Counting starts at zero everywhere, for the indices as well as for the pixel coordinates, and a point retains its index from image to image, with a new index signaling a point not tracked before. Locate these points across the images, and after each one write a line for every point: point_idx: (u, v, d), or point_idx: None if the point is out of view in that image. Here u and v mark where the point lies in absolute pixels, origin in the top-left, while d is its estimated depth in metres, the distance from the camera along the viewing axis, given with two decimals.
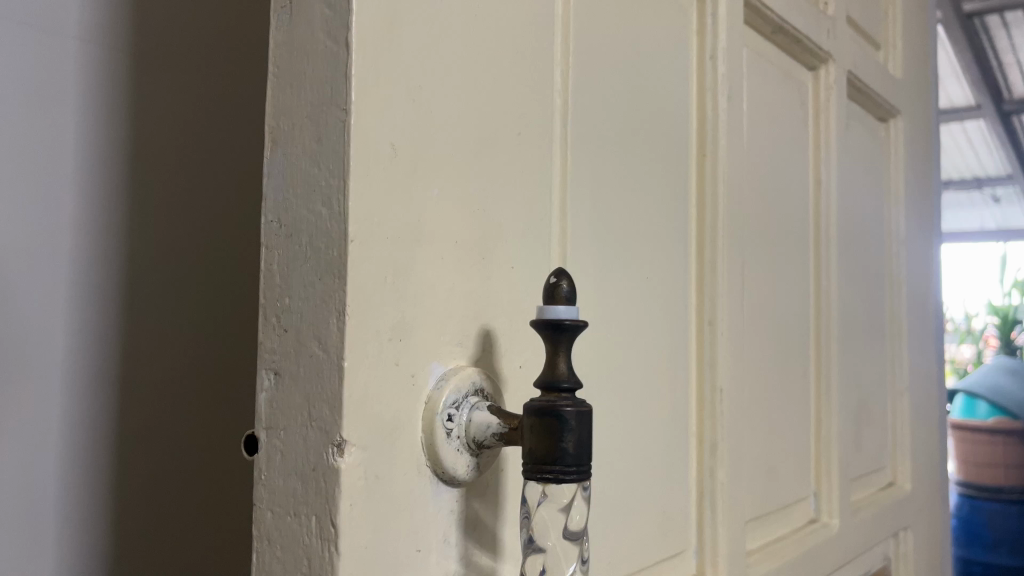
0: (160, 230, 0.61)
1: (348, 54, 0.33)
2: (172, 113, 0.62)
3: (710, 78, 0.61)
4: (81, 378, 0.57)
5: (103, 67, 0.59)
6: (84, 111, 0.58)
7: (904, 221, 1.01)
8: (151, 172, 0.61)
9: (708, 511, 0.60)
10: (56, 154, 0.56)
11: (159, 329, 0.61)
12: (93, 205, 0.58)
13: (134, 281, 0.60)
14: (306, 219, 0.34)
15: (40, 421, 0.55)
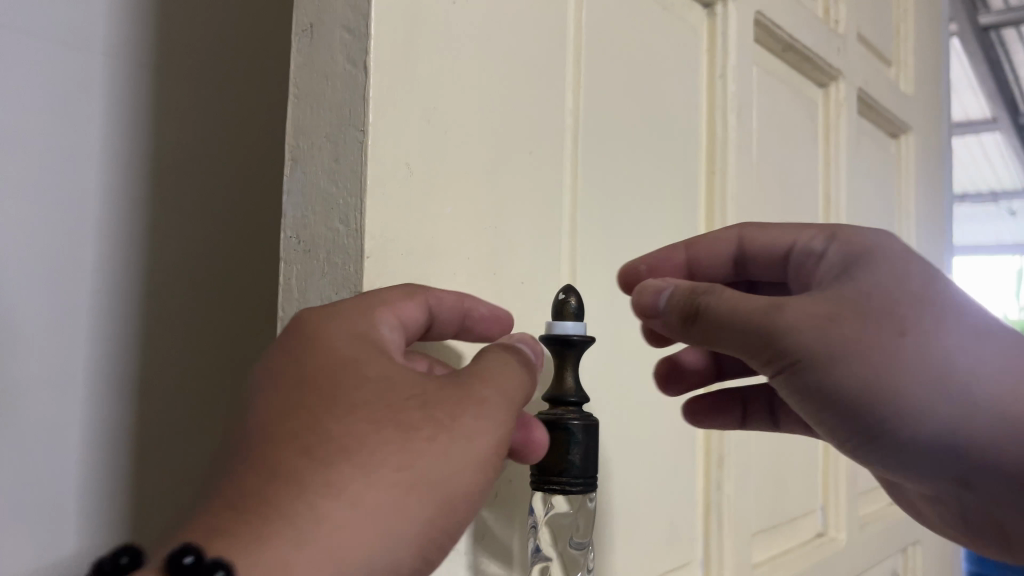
0: (180, 218, 0.56)
1: (366, 77, 0.34)
2: (203, 102, 0.57)
3: (721, 95, 0.62)
4: (100, 389, 0.52)
5: (147, 48, 0.54)
6: (118, 98, 0.53)
7: (915, 237, 1.01)
8: (166, 152, 0.55)
9: (715, 524, 0.60)
10: (82, 144, 0.51)
11: (171, 322, 0.55)
12: (117, 199, 0.53)
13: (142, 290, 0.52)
14: (325, 237, 0.35)
15: (54, 433, 0.50)
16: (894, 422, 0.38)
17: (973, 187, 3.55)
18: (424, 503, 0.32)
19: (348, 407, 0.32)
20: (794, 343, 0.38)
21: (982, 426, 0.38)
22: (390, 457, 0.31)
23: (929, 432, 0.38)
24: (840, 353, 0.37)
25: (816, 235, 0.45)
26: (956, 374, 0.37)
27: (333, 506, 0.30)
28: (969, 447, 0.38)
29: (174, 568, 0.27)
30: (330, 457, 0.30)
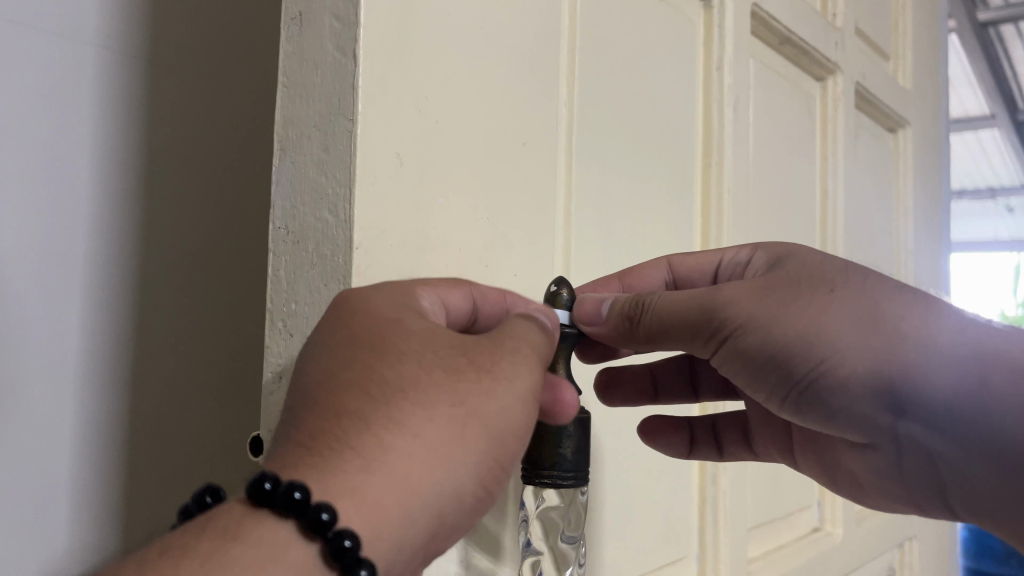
0: (173, 207, 0.55)
1: (355, 66, 0.34)
2: (196, 92, 0.56)
3: (717, 88, 0.62)
4: (93, 379, 0.51)
5: (139, 37, 0.54)
6: (110, 87, 0.52)
7: (913, 231, 1.01)
8: (159, 141, 0.54)
9: (710, 518, 0.60)
10: (73, 133, 0.51)
11: (164, 305, 0.55)
12: (108, 186, 0.52)
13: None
14: (314, 227, 0.35)
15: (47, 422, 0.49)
16: (838, 380, 0.40)
17: (971, 183, 3.55)
18: (476, 442, 0.31)
19: (405, 349, 0.32)
20: (729, 311, 0.41)
21: (929, 372, 0.38)
22: (440, 396, 0.31)
23: (871, 386, 0.40)
24: (773, 317, 0.40)
25: (740, 251, 0.47)
26: (888, 325, 0.39)
27: (384, 447, 0.29)
28: (916, 403, 0.39)
29: (256, 497, 0.28)
30: (386, 397, 0.30)
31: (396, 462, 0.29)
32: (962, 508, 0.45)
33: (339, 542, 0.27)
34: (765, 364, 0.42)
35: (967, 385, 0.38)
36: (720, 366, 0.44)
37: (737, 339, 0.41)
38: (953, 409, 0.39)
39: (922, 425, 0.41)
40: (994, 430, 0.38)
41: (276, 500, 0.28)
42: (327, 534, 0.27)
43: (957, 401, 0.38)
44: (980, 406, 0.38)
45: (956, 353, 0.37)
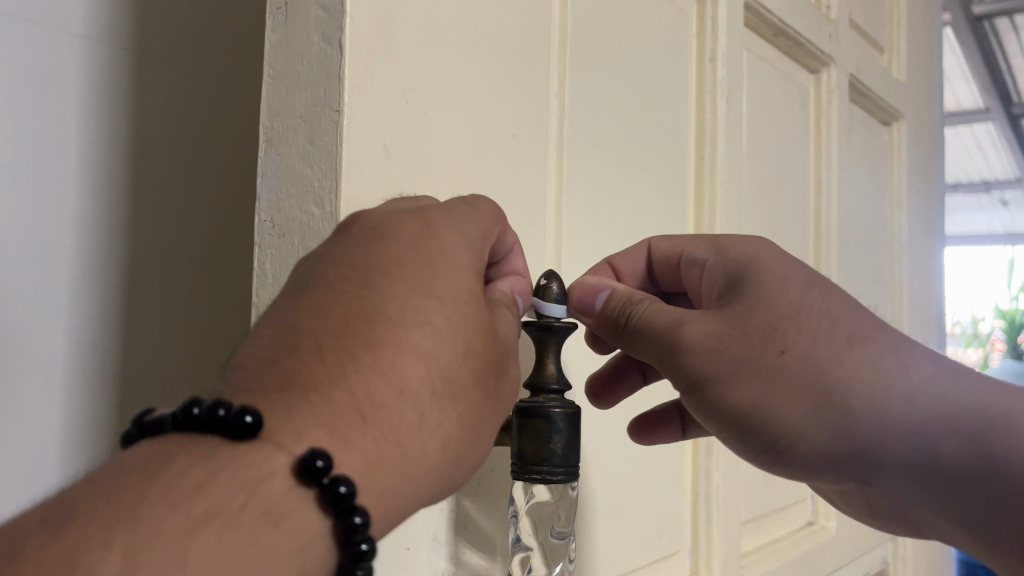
0: None
1: (341, 56, 0.33)
2: None
3: (710, 80, 0.61)
4: None
5: None
6: None
7: (907, 225, 1.01)
8: None
9: (703, 513, 0.60)
10: None
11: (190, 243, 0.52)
12: None
13: (133, 281, 0.49)
14: (300, 220, 0.35)
15: None
16: (798, 443, 0.41)
17: (966, 177, 3.55)
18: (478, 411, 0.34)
19: (464, 337, 0.33)
20: (687, 363, 0.41)
21: (889, 433, 0.40)
22: (470, 394, 0.33)
23: (832, 453, 0.41)
24: (731, 378, 0.40)
25: (699, 247, 0.46)
26: (846, 396, 0.39)
27: (426, 408, 0.32)
28: (877, 468, 0.41)
29: (302, 471, 0.28)
30: (439, 352, 0.32)
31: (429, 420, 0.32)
32: (917, 532, 0.47)
33: (359, 544, 0.28)
34: (726, 421, 0.42)
35: (920, 451, 0.39)
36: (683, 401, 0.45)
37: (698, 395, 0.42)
38: (912, 470, 0.40)
39: (880, 483, 0.42)
40: (946, 483, 0.40)
41: (320, 481, 0.28)
42: (347, 535, 0.28)
43: (914, 464, 0.40)
44: (935, 465, 0.39)
45: (910, 421, 0.39)
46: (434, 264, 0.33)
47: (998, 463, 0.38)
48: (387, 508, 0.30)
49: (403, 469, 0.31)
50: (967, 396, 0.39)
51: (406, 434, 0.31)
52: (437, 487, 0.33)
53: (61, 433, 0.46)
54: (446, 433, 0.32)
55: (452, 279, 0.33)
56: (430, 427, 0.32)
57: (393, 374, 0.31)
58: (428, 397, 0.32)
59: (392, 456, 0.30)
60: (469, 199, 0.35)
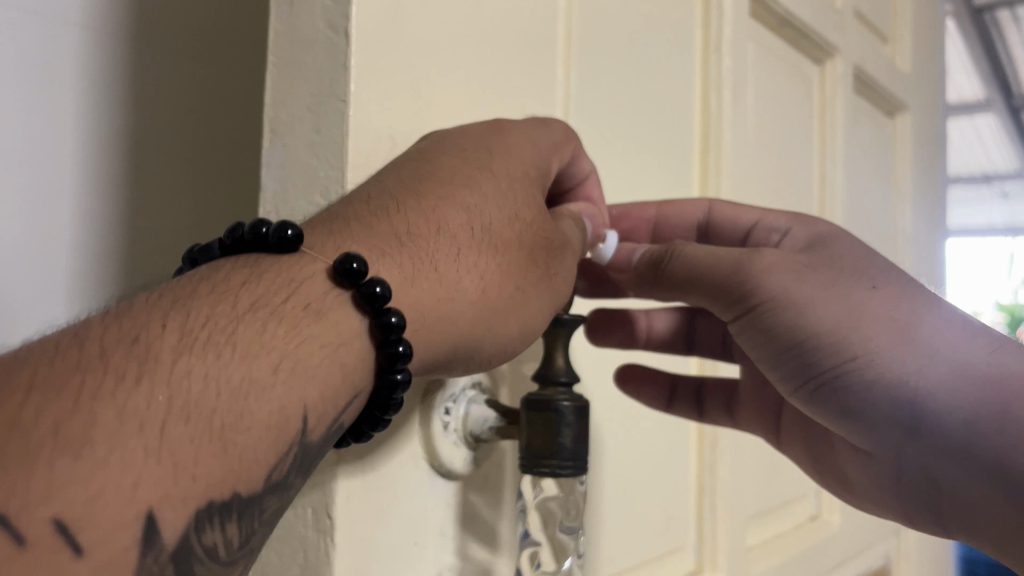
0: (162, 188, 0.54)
1: (348, 45, 0.33)
2: None
3: (716, 70, 0.61)
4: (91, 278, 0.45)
5: None
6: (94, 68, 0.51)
7: (911, 217, 1.00)
8: None
9: (709, 507, 0.59)
10: None
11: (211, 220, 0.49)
12: None
13: (151, 190, 0.47)
14: (306, 213, 0.34)
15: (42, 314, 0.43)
16: (859, 378, 0.40)
17: (966, 170, 3.54)
18: (514, 270, 0.35)
19: (507, 206, 0.35)
20: (763, 283, 0.41)
21: (957, 391, 0.38)
22: (509, 253, 0.35)
23: (892, 396, 0.40)
24: (808, 301, 0.41)
25: (783, 218, 0.49)
26: (920, 337, 0.39)
27: (460, 249, 0.33)
28: (935, 417, 0.39)
29: (340, 276, 0.28)
30: (473, 204, 0.34)
31: (464, 258, 0.33)
32: (947, 515, 0.45)
33: (396, 345, 0.28)
34: (786, 346, 0.42)
35: (988, 408, 0.38)
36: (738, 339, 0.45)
37: (766, 320, 0.42)
38: (974, 430, 0.39)
39: (932, 437, 0.41)
40: (1007, 449, 0.38)
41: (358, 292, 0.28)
42: (387, 335, 0.28)
43: (975, 421, 0.38)
44: (1004, 424, 0.38)
45: (984, 381, 0.38)
46: (495, 150, 0.36)
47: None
48: (424, 330, 0.30)
49: (439, 291, 0.31)
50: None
51: (444, 263, 0.32)
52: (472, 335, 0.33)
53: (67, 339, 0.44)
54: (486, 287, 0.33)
55: (507, 163, 0.36)
56: (467, 264, 0.33)
57: (436, 214, 0.32)
58: (465, 237, 0.33)
59: (429, 276, 0.31)
60: (541, 120, 0.39)
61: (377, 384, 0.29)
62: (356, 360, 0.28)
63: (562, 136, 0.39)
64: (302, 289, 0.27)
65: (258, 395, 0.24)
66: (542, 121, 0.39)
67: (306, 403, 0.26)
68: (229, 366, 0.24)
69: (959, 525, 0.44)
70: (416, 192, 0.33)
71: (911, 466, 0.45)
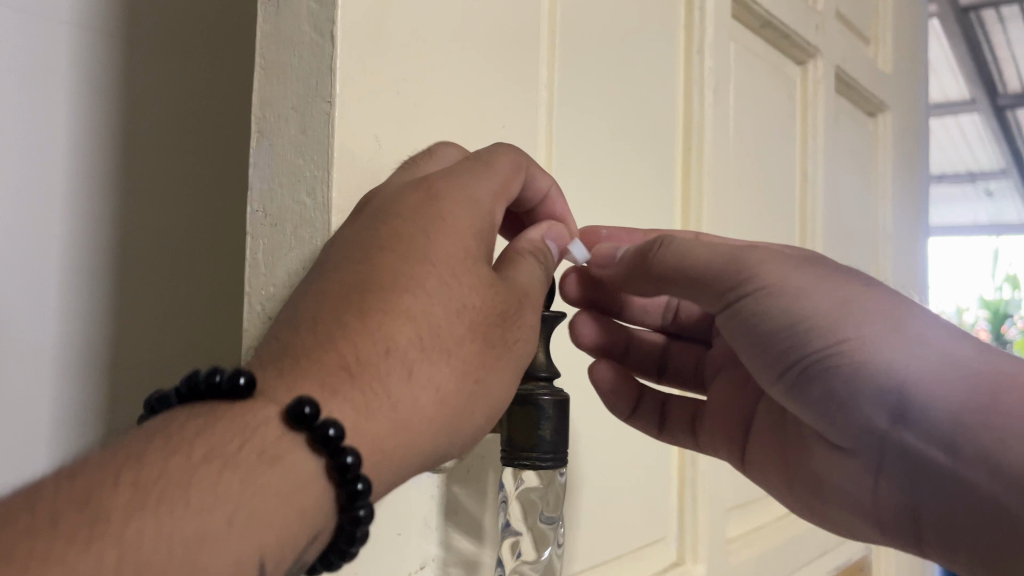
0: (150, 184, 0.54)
1: (333, 47, 0.34)
2: None
3: (698, 71, 0.62)
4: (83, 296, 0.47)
5: None
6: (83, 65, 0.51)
7: (892, 215, 1.02)
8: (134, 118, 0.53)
9: (689, 500, 0.61)
10: None
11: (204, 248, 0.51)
12: None
13: (127, 281, 0.48)
14: (292, 211, 0.35)
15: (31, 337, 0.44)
16: (849, 366, 0.37)
17: (951, 168, 3.57)
18: (475, 365, 0.33)
19: (460, 296, 0.33)
20: (756, 270, 0.39)
21: (946, 387, 0.36)
22: (469, 348, 0.33)
23: (881, 389, 0.37)
24: (798, 288, 0.38)
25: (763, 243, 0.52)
26: (910, 327, 0.37)
27: (415, 364, 0.31)
28: (918, 409, 0.37)
29: (292, 419, 0.28)
30: (422, 304, 0.32)
31: (421, 372, 0.31)
32: (935, 536, 0.40)
33: (354, 483, 0.28)
34: (772, 333, 0.40)
35: (977, 408, 0.35)
36: (725, 330, 0.43)
37: (755, 306, 0.39)
38: (957, 426, 0.36)
39: (922, 430, 0.37)
40: (995, 442, 0.35)
41: (312, 430, 0.28)
42: (347, 471, 0.28)
43: (963, 413, 0.35)
44: (988, 415, 0.35)
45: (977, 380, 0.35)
46: (436, 232, 0.33)
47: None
48: (379, 461, 0.30)
49: (396, 417, 0.30)
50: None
51: (396, 388, 0.30)
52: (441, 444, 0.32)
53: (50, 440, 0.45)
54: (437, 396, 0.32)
55: (450, 243, 0.33)
56: (424, 378, 0.31)
57: (381, 332, 0.30)
58: (417, 352, 0.31)
59: (383, 406, 0.30)
60: (482, 163, 0.36)
61: (341, 519, 0.29)
62: (316, 502, 0.28)
63: (508, 171, 0.37)
64: (256, 436, 0.28)
65: (212, 549, 0.24)
66: (483, 163, 0.36)
67: (263, 553, 0.26)
68: (189, 516, 0.24)
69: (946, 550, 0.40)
70: (359, 306, 0.31)
71: (895, 474, 0.41)
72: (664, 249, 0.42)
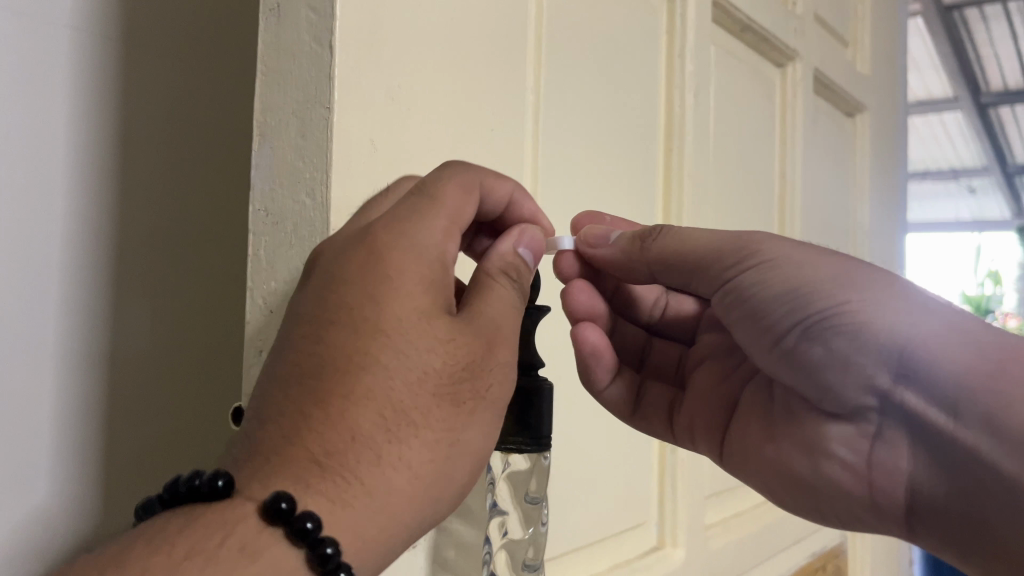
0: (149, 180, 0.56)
1: (331, 57, 0.36)
2: None
3: (679, 74, 0.64)
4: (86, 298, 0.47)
5: None
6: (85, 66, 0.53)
7: (869, 212, 1.05)
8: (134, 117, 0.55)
9: (669, 486, 0.63)
10: None
11: (195, 253, 0.51)
12: None
13: (127, 291, 0.48)
14: (292, 210, 0.37)
15: (36, 337, 0.44)
16: (852, 325, 0.40)
17: (934, 165, 3.62)
18: (439, 428, 0.35)
19: (416, 368, 0.34)
20: (760, 247, 0.44)
21: (949, 350, 0.38)
22: (433, 414, 0.35)
23: (885, 351, 0.40)
24: (806, 262, 0.42)
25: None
26: (911, 296, 0.40)
27: (378, 448, 0.33)
28: (925, 368, 0.39)
29: (268, 513, 0.31)
30: (378, 382, 0.33)
31: (387, 448, 0.33)
32: (925, 505, 0.42)
33: (325, 548, 0.30)
34: (780, 300, 0.43)
35: (983, 370, 0.37)
36: (719, 307, 0.47)
37: (759, 275, 0.43)
38: (964, 391, 0.38)
39: (923, 390, 0.40)
40: (999, 404, 0.37)
41: (287, 520, 0.30)
42: (307, 536, 0.30)
43: (970, 376, 0.38)
44: (999, 378, 0.37)
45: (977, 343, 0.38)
46: (382, 300, 0.34)
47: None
48: (366, 543, 0.33)
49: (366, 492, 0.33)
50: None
51: (366, 472, 0.33)
52: (422, 510, 0.34)
53: (54, 453, 0.45)
54: (410, 458, 0.34)
55: (400, 306, 0.35)
56: (393, 458, 0.33)
57: (341, 420, 0.32)
58: (382, 436, 0.33)
59: (357, 493, 0.33)
60: (430, 197, 0.37)
61: None
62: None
63: (456, 200, 0.38)
64: (239, 528, 0.31)
65: None
66: (429, 199, 0.37)
67: None
68: None
69: (939, 524, 0.41)
70: (318, 394, 0.33)
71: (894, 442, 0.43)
72: (664, 236, 0.46)
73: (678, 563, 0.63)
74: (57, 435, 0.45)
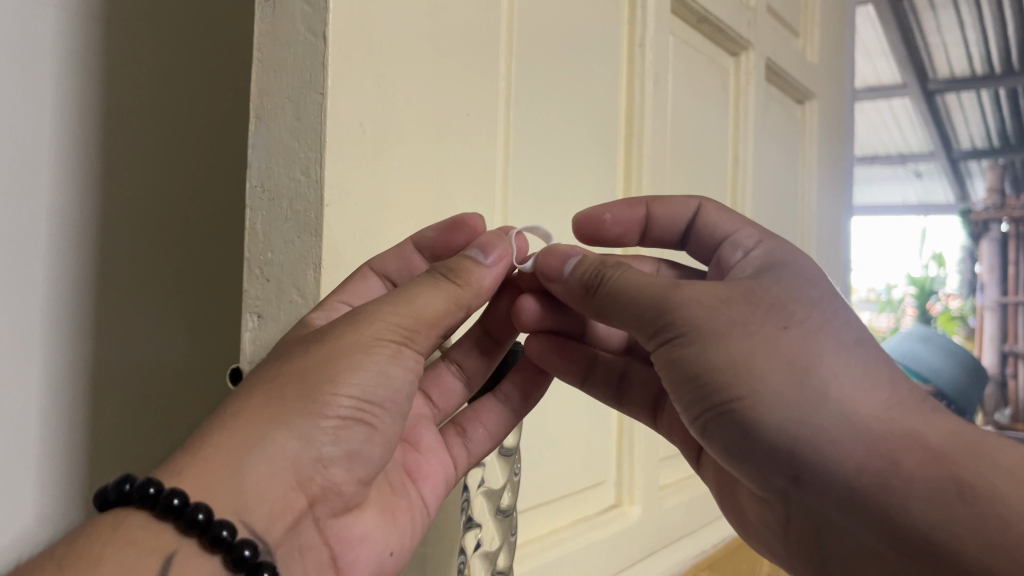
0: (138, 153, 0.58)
1: (326, 47, 0.39)
2: None
3: (639, 63, 0.68)
4: (81, 269, 0.47)
5: None
6: None
7: (816, 195, 1.11)
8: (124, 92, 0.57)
9: (627, 448, 0.68)
10: None
11: (187, 227, 0.53)
12: None
13: (119, 266, 0.49)
14: (287, 187, 0.40)
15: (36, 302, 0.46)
16: (747, 420, 0.40)
17: (882, 149, 3.73)
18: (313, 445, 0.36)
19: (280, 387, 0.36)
20: (683, 314, 0.41)
21: (837, 452, 0.37)
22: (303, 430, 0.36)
23: (777, 445, 0.39)
24: (718, 336, 0.40)
25: (749, 235, 0.48)
26: (818, 375, 0.38)
27: (276, 449, 0.35)
28: (816, 466, 0.38)
29: (163, 509, 0.32)
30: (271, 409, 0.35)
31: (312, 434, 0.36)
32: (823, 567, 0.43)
33: (220, 530, 0.32)
34: (687, 378, 0.42)
35: (875, 464, 0.37)
36: (660, 373, 0.44)
37: (681, 347, 0.41)
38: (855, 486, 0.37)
39: (820, 489, 0.39)
40: (892, 506, 0.36)
41: (182, 514, 0.32)
42: (179, 512, 0.32)
43: (856, 476, 0.37)
44: (886, 480, 0.36)
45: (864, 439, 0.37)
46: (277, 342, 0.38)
47: (964, 496, 0.35)
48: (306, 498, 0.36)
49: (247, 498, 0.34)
50: (937, 428, 0.37)
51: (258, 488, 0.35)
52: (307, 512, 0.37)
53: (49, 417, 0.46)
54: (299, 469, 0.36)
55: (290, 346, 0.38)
56: (268, 474, 0.35)
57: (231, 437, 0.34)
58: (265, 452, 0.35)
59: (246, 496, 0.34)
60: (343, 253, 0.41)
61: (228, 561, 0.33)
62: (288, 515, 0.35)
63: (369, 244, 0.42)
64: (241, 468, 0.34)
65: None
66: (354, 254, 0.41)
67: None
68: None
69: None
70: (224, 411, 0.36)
71: (802, 522, 0.43)
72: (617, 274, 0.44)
73: (634, 519, 0.69)
74: (67, 409, 0.47)
